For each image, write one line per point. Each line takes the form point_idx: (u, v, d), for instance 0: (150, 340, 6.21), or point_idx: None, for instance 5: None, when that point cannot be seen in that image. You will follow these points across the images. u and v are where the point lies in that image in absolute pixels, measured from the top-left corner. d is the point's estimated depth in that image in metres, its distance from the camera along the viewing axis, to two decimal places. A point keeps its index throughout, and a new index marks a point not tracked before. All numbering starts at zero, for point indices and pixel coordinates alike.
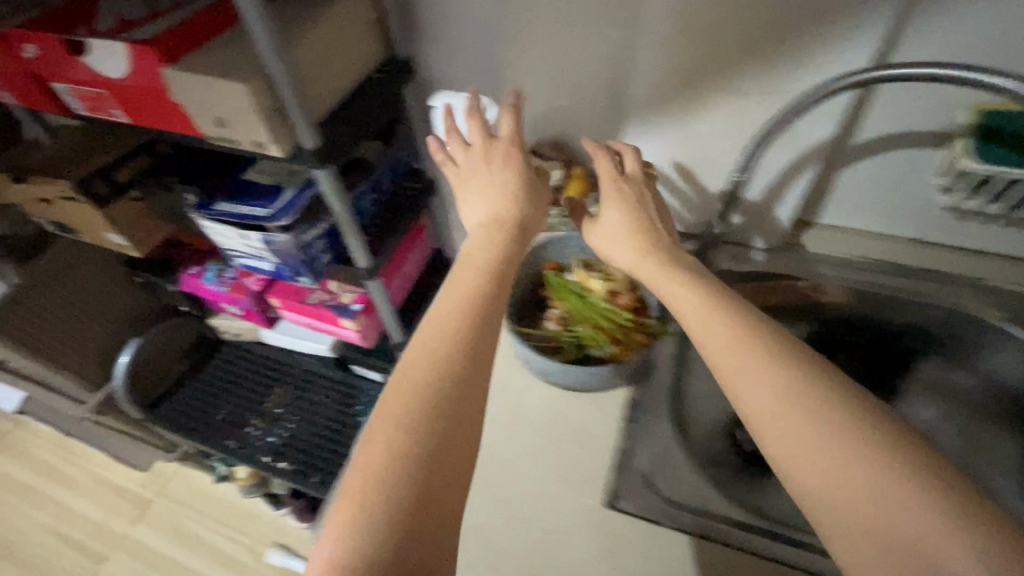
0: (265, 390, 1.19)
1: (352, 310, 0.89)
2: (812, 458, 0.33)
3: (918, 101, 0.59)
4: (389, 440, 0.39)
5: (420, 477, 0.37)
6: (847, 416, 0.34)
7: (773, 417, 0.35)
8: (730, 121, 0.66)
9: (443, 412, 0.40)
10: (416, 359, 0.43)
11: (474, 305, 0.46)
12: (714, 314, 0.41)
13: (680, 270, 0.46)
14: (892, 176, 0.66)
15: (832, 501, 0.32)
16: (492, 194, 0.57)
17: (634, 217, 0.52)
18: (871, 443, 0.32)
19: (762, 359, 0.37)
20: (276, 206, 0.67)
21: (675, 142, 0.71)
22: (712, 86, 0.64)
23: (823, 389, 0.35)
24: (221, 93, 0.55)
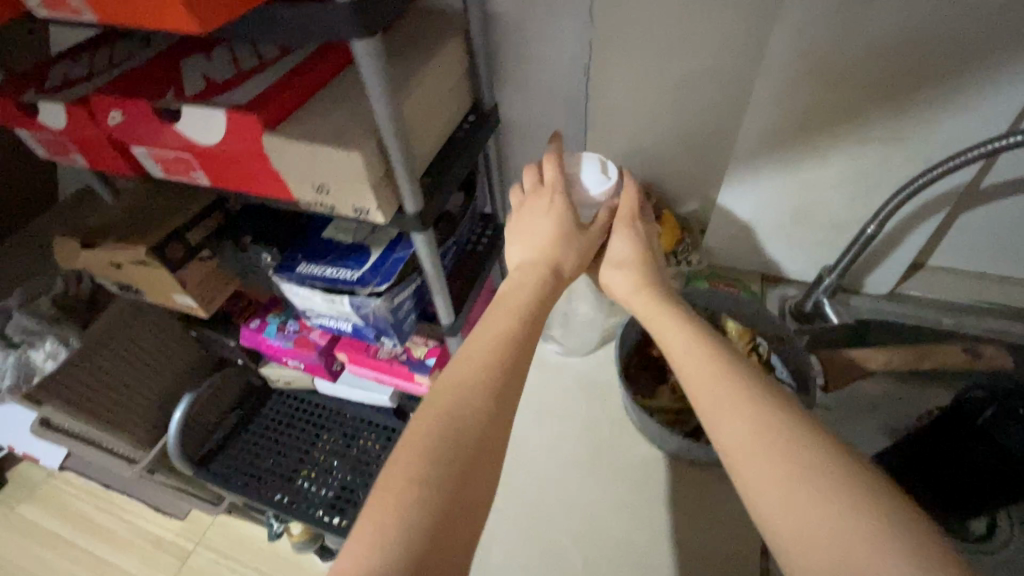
0: (318, 440, 1.14)
1: (426, 364, 0.85)
2: (773, 482, 0.34)
3: None
4: (404, 472, 0.37)
5: (432, 508, 0.35)
6: (811, 447, 0.35)
7: (746, 447, 0.36)
8: (848, 169, 0.62)
9: (459, 447, 0.39)
10: (438, 389, 0.42)
11: (501, 348, 0.46)
12: (714, 365, 0.42)
13: (673, 315, 0.49)
14: (1017, 220, 0.64)
15: (799, 527, 0.32)
16: (538, 233, 0.57)
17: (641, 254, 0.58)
18: (853, 497, 0.32)
19: (737, 393, 0.39)
20: (366, 269, 0.64)
21: (782, 189, 0.67)
22: (834, 133, 0.60)
23: (797, 423, 0.37)
24: (330, 160, 0.51)
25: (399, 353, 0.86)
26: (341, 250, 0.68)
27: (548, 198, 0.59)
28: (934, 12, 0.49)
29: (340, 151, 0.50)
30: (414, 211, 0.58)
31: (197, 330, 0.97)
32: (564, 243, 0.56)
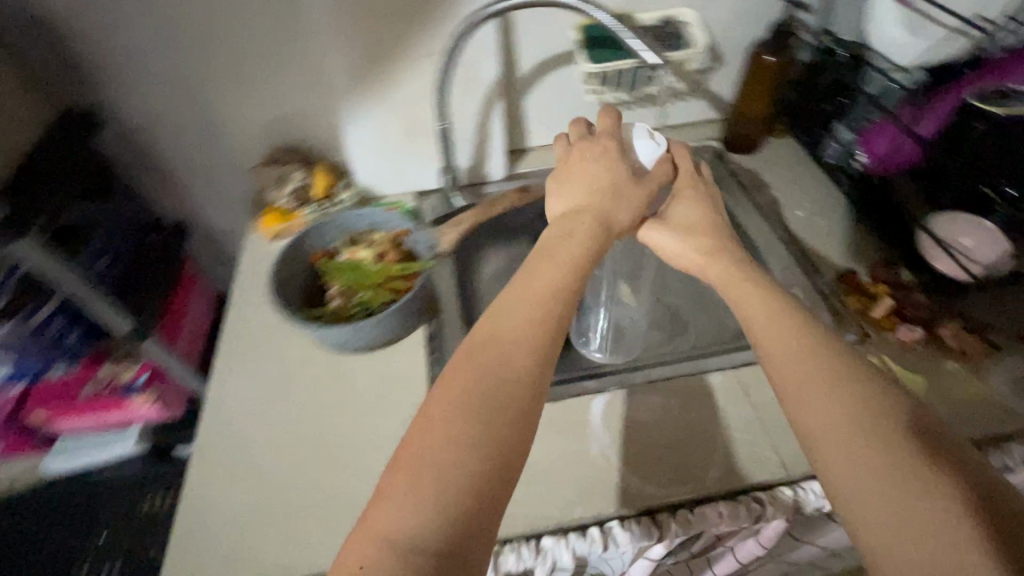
0: (66, 536, 0.94)
1: (138, 385, 0.82)
2: (856, 479, 0.35)
3: (542, 30, 0.78)
4: (444, 445, 0.37)
5: (486, 468, 0.36)
6: (909, 460, 0.35)
7: (831, 441, 0.36)
8: (419, 81, 0.78)
9: (513, 403, 0.39)
10: (509, 330, 0.43)
11: (554, 318, 0.44)
12: (798, 343, 0.41)
13: (754, 286, 0.46)
14: (557, 93, 0.86)
15: (865, 513, 0.34)
16: (570, 192, 0.54)
17: (709, 218, 0.56)
18: (931, 504, 0.33)
19: (829, 385, 0.38)
20: None
21: (386, 113, 0.80)
22: (391, 55, 0.75)
23: (901, 438, 0.36)
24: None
25: (102, 387, 0.82)
26: None
27: (598, 144, 0.59)
28: None
29: None
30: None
31: None
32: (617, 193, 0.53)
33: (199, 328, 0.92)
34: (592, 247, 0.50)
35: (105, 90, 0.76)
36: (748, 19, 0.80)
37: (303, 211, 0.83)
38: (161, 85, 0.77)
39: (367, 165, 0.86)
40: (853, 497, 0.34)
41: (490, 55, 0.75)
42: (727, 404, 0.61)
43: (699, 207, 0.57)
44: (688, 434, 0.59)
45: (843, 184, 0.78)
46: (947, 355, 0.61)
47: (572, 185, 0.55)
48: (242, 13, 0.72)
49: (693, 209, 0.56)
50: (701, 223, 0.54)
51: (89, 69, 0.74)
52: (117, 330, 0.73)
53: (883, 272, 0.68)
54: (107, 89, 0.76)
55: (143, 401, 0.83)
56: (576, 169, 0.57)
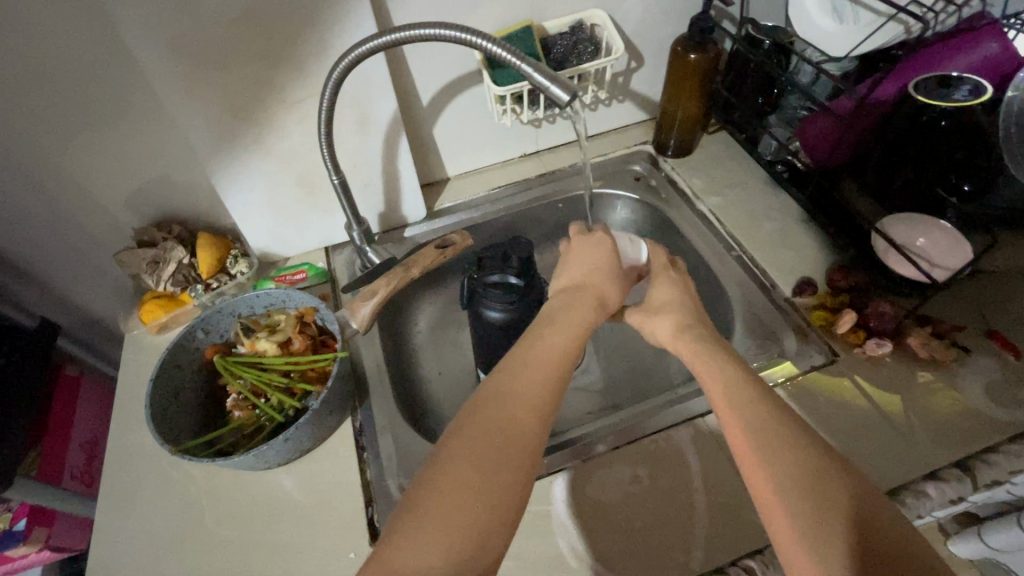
0: None
1: (17, 533, 0.69)
2: (795, 521, 0.35)
3: (438, 55, 0.68)
4: (460, 482, 0.38)
5: (495, 515, 0.37)
6: (851, 501, 0.36)
7: (776, 484, 0.37)
8: (305, 131, 0.67)
9: (524, 451, 0.41)
10: (527, 371, 0.46)
11: (559, 373, 0.46)
12: (760, 393, 0.42)
13: (714, 349, 0.48)
14: (470, 119, 0.76)
15: (800, 552, 0.34)
16: (568, 274, 0.59)
17: (686, 298, 0.58)
18: (876, 557, 0.33)
19: (781, 430, 0.39)
20: None
21: (273, 171, 0.69)
22: (265, 106, 0.63)
23: (844, 480, 0.36)
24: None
25: None
26: None
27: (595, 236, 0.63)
28: None
29: None
30: None
31: None
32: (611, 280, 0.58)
33: (92, 439, 0.79)
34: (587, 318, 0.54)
35: None
36: (665, 13, 0.73)
37: (190, 294, 0.71)
38: None
39: (257, 227, 0.74)
40: (793, 535, 0.35)
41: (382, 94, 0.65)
42: (701, 460, 0.55)
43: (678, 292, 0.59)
44: (663, 503, 0.53)
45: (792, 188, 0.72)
46: (917, 366, 0.57)
47: (570, 269, 0.60)
48: (63, 77, 0.58)
49: (672, 295, 0.59)
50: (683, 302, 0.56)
51: None
52: None
53: (840, 278, 0.62)
54: None
55: (28, 547, 0.70)
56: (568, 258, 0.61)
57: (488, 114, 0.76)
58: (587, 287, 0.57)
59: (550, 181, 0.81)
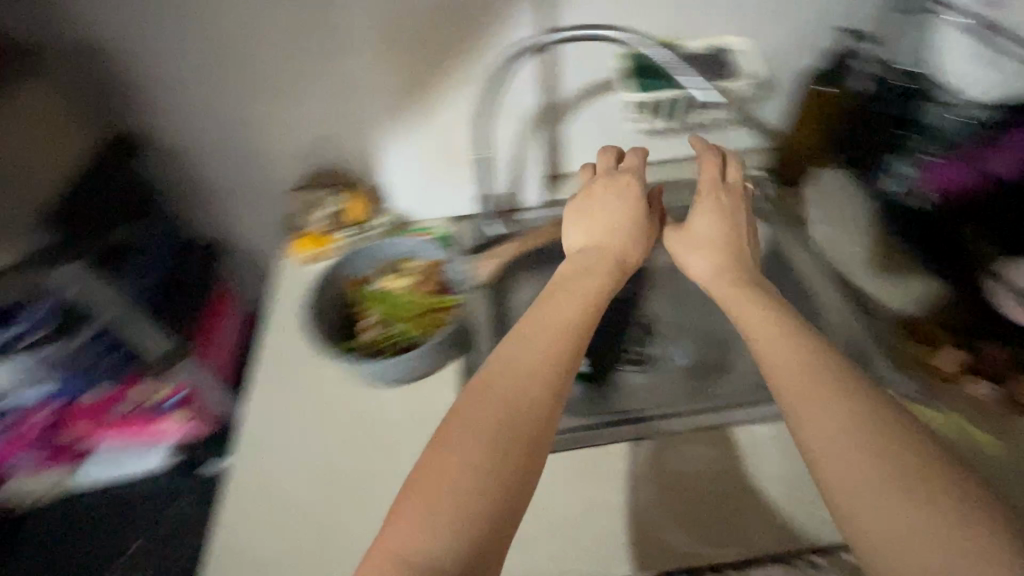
0: (104, 541, 1.03)
1: (172, 405, 0.84)
2: (852, 476, 0.36)
3: (588, 56, 0.74)
4: (455, 485, 0.40)
5: (499, 495, 0.40)
6: (904, 458, 0.36)
7: (830, 441, 0.37)
8: (459, 107, 0.77)
9: (526, 429, 0.43)
10: (542, 345, 0.48)
11: (571, 345, 0.48)
12: (809, 366, 0.41)
13: (762, 309, 0.48)
14: (603, 120, 0.82)
15: (855, 505, 0.35)
16: (596, 229, 0.61)
17: (725, 227, 0.59)
18: (934, 518, 0.33)
19: (826, 391, 0.40)
20: None
21: (425, 139, 0.79)
22: (432, 81, 0.74)
23: (896, 438, 0.37)
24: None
25: (138, 405, 0.83)
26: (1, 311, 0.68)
27: (625, 180, 0.65)
28: None
29: None
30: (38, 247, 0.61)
31: None
32: (629, 234, 0.60)
33: (234, 347, 0.94)
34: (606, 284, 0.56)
35: (144, 114, 0.75)
36: (801, 47, 0.77)
37: (337, 236, 0.82)
38: (198, 109, 0.75)
39: (401, 188, 0.85)
40: (850, 490, 0.35)
41: (528, 84, 0.76)
42: (778, 458, 0.58)
43: (721, 218, 0.60)
44: (739, 487, 0.56)
45: (890, 221, 0.75)
46: (1016, 412, 0.58)
47: (591, 226, 0.61)
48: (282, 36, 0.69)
49: (714, 223, 0.59)
50: (722, 239, 0.57)
51: (128, 94, 0.73)
52: (152, 354, 0.75)
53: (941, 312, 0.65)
54: (146, 113, 0.75)
55: (178, 419, 0.85)
56: (598, 202, 0.63)
57: (615, 119, 0.83)
58: (611, 239, 0.60)
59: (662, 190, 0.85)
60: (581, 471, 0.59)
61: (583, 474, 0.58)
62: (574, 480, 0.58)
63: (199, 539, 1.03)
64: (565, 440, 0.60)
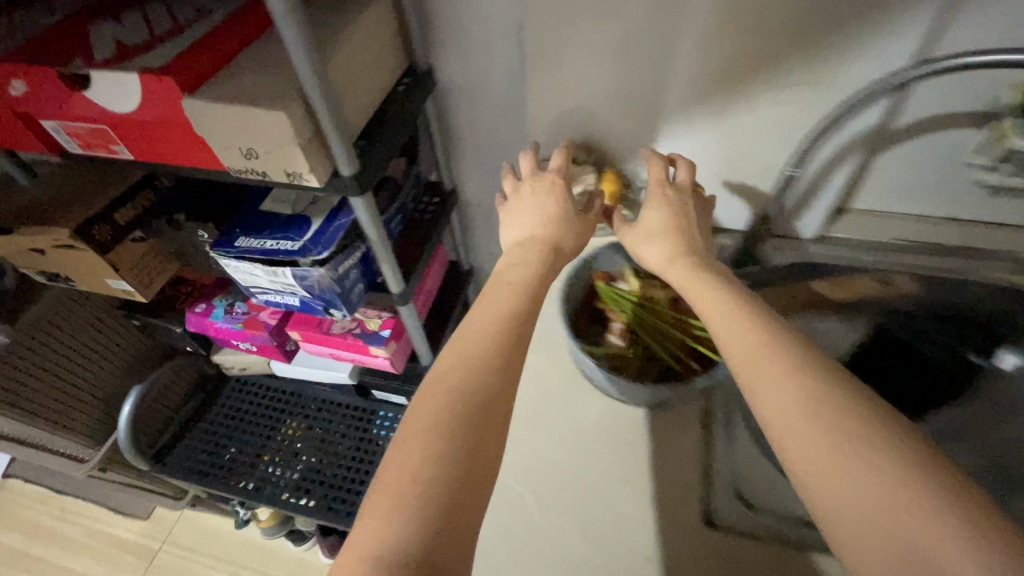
0: (275, 426, 1.14)
1: (381, 337, 0.84)
2: (811, 447, 0.35)
3: (965, 86, 0.59)
4: (424, 440, 0.43)
5: (460, 467, 0.41)
6: (855, 419, 0.35)
7: (781, 414, 0.37)
8: (778, 113, 0.66)
9: (473, 414, 0.44)
10: (458, 371, 0.47)
11: (514, 331, 0.51)
12: (761, 348, 0.41)
13: (708, 285, 0.50)
14: (933, 158, 0.67)
15: (826, 484, 0.34)
16: (528, 218, 0.65)
17: (670, 216, 0.61)
18: (873, 466, 0.33)
19: (778, 359, 0.40)
20: (306, 237, 0.63)
21: (718, 139, 0.71)
22: (759, 78, 0.63)
23: (839, 398, 0.37)
24: (267, 117, 0.49)
25: (352, 328, 0.85)
26: (282, 217, 0.67)
27: (551, 181, 0.68)
28: None
29: (257, 109, 0.48)
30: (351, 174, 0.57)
31: (141, 320, 0.94)
32: (560, 223, 0.64)
33: (434, 291, 0.97)
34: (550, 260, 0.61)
35: (440, 52, 0.72)
36: None
37: None
38: (492, 57, 0.71)
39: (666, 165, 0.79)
40: (810, 469, 0.35)
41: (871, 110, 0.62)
42: None
43: (669, 208, 0.62)
44: None
45: None
46: None
47: (518, 222, 0.65)
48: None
49: (660, 215, 0.62)
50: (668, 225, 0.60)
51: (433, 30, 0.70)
52: (391, 290, 0.74)
53: None
54: (442, 52, 0.72)
55: (383, 352, 0.85)
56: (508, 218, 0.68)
57: (954, 162, 0.67)
58: (546, 228, 0.64)
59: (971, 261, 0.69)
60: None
61: None
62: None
63: (352, 450, 1.12)
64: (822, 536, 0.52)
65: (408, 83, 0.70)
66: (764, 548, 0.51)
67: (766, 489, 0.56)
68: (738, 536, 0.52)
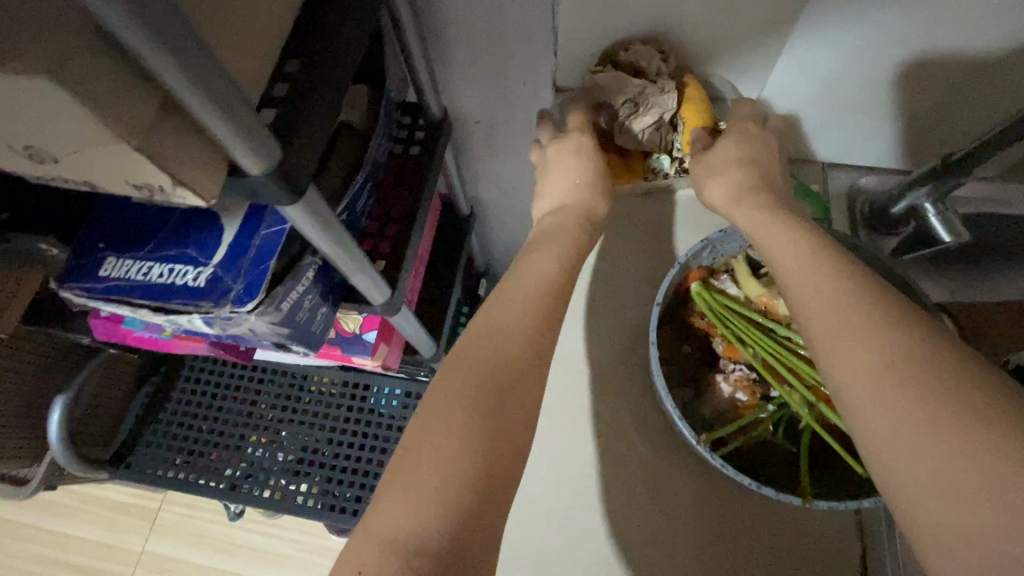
0: (252, 407, 0.96)
1: (366, 343, 0.61)
2: (893, 421, 0.33)
3: None
4: (445, 414, 0.37)
5: (485, 454, 0.35)
6: (942, 392, 0.32)
7: (857, 381, 0.35)
8: None
9: (501, 384, 0.39)
10: (485, 324, 0.42)
11: (548, 288, 0.45)
12: (838, 302, 0.38)
13: (785, 226, 0.44)
14: None
15: (904, 461, 0.32)
16: (561, 169, 0.53)
17: (750, 155, 0.51)
18: (970, 439, 0.30)
19: (864, 322, 0.36)
20: (216, 266, 0.37)
21: None
22: None
23: (930, 368, 0.33)
24: (29, 94, 0.21)
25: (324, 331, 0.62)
26: (172, 224, 0.39)
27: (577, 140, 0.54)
28: None
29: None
30: (265, 174, 0.29)
31: None
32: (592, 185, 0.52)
33: (426, 258, 0.71)
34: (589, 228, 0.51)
35: None
36: None
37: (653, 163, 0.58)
38: None
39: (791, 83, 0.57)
40: (884, 441, 0.33)
41: None
42: None
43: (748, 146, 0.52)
44: None
45: None
46: None
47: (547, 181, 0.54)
48: None
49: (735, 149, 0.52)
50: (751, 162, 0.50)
51: None
52: (372, 301, 0.50)
53: None
54: None
55: (371, 362, 0.62)
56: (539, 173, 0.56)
57: None
58: (572, 197, 0.52)
59: None
60: None
61: None
62: None
63: (349, 431, 0.95)
64: None
65: None
66: None
67: None
68: None
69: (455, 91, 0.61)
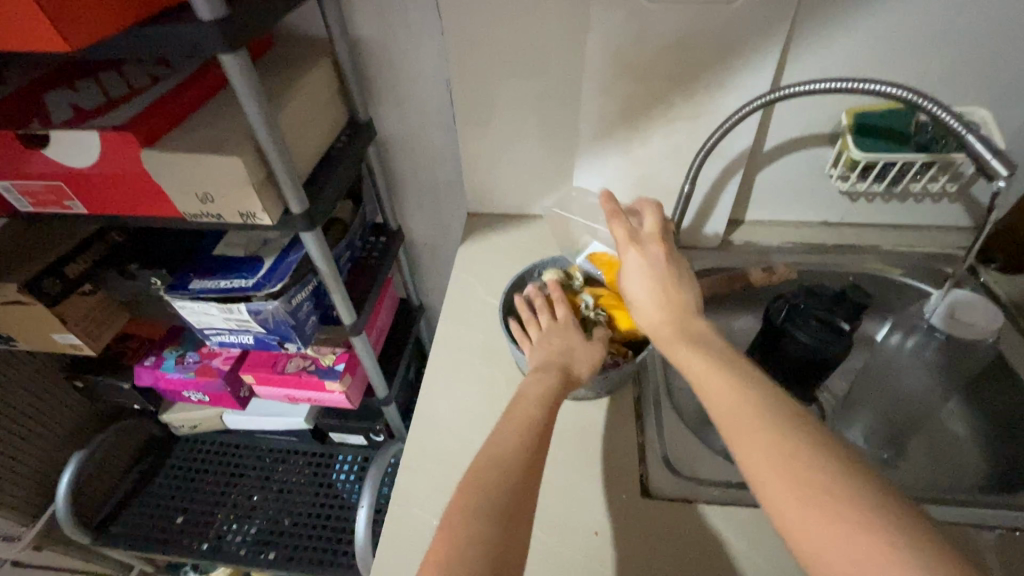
0: (227, 483, 1.11)
1: (336, 370, 0.87)
2: (792, 507, 0.37)
3: (811, 114, 0.73)
4: (464, 529, 0.41)
5: (493, 558, 0.39)
6: (821, 483, 0.37)
7: (761, 473, 0.40)
8: (669, 148, 0.76)
9: (501, 509, 0.42)
10: (491, 443, 0.48)
11: (538, 421, 0.50)
12: (738, 401, 0.44)
13: (691, 338, 0.51)
14: (801, 172, 0.80)
15: (797, 535, 0.36)
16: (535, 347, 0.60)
17: (660, 279, 0.57)
18: (845, 512, 0.35)
19: (756, 421, 0.42)
20: (260, 274, 0.67)
21: (624, 170, 0.80)
22: (651, 119, 0.74)
23: (809, 457, 0.39)
24: (224, 166, 0.56)
25: (307, 365, 0.89)
26: (235, 261, 0.71)
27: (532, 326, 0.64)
28: (692, 17, 0.64)
29: (216, 158, 0.55)
30: (300, 213, 0.63)
31: (84, 380, 0.93)
32: (555, 351, 0.59)
33: (384, 328, 1.02)
34: (555, 383, 0.55)
35: (376, 106, 0.83)
36: None
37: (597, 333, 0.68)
38: (424, 107, 0.83)
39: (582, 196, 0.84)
40: (780, 514, 0.38)
41: (748, 131, 0.73)
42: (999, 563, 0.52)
43: (657, 266, 0.57)
44: None
45: None
46: None
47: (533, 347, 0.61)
48: (520, 52, 0.72)
49: (648, 271, 0.57)
50: (659, 284, 0.56)
51: (370, 87, 0.81)
52: (344, 322, 0.79)
53: None
54: (378, 105, 0.83)
55: (338, 386, 0.88)
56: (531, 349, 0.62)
57: (816, 172, 0.79)
58: (546, 359, 0.58)
59: (848, 254, 0.81)
60: (769, 528, 0.56)
61: (766, 533, 0.55)
62: (762, 532, 0.56)
63: (310, 504, 1.08)
64: (741, 498, 0.58)
65: (348, 134, 0.78)
66: (696, 513, 0.57)
67: (695, 463, 0.63)
68: (673, 503, 0.58)
69: (405, 217, 0.99)
